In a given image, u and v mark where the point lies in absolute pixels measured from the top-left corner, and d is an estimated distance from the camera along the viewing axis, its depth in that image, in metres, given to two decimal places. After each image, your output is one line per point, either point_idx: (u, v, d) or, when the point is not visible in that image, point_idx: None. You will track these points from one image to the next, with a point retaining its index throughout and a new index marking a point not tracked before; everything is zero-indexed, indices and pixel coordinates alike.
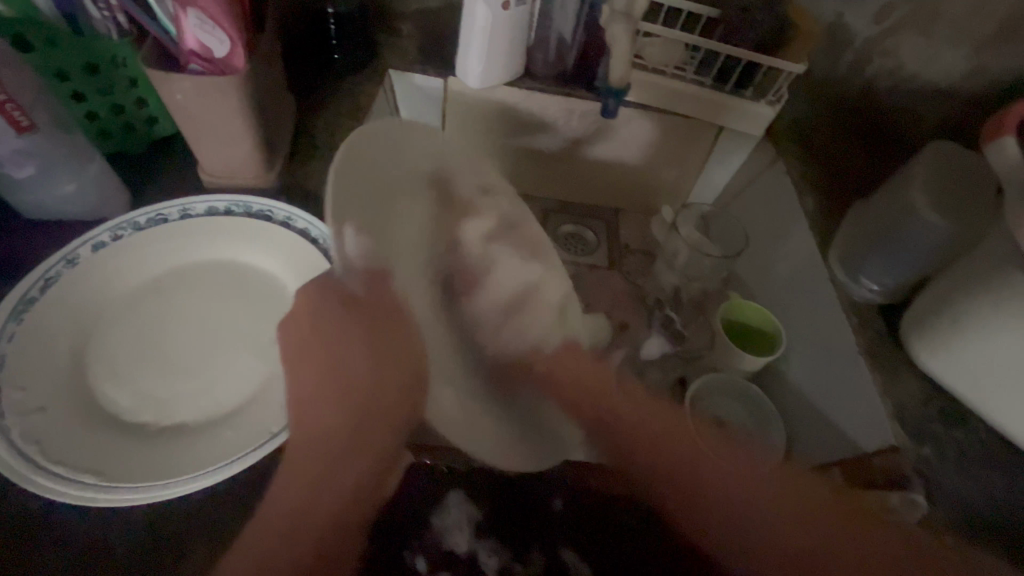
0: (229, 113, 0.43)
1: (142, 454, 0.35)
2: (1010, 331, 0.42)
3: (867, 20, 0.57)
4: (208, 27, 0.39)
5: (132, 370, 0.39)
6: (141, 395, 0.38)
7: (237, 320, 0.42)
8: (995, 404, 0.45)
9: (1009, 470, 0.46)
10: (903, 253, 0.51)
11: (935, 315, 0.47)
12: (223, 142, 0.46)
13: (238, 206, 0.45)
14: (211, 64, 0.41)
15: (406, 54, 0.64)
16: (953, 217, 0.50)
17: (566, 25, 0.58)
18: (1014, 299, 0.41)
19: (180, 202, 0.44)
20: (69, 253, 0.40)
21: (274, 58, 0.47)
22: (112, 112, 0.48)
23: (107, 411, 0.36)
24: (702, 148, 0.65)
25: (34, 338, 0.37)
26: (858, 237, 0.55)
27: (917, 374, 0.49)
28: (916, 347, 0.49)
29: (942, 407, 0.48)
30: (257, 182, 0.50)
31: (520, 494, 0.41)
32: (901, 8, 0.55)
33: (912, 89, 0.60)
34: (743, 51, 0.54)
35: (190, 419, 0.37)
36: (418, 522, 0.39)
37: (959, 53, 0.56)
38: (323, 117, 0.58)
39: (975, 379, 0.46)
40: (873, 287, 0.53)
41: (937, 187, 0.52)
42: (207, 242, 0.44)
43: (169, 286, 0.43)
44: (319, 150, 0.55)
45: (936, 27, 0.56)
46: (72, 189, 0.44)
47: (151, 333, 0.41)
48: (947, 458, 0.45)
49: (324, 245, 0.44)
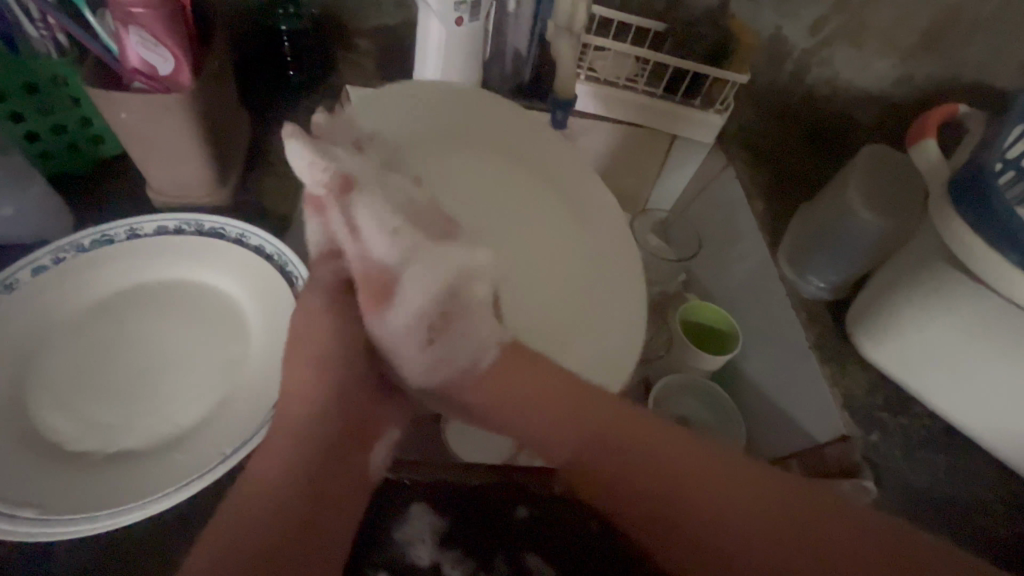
0: (177, 132, 0.43)
1: (85, 483, 0.33)
2: (941, 320, 0.45)
3: (803, 33, 0.60)
4: (151, 46, 0.39)
5: (74, 396, 0.37)
6: (84, 421, 0.36)
7: (188, 342, 0.41)
8: (934, 389, 0.48)
9: (950, 452, 0.48)
10: (843, 251, 0.55)
11: (876, 308, 0.50)
12: (170, 159, 0.45)
13: (189, 225, 0.44)
14: (157, 82, 0.41)
15: (363, 70, 0.65)
16: (886, 215, 0.53)
17: (520, 40, 0.60)
18: (944, 290, 0.44)
19: (127, 222, 0.43)
20: (6, 279, 0.39)
21: (224, 75, 0.47)
22: (54, 133, 0.47)
23: (50, 440, 0.35)
24: (657, 157, 0.66)
25: None
26: (805, 236, 0.57)
27: (862, 365, 0.52)
28: (860, 339, 0.51)
29: (887, 395, 0.50)
30: (211, 200, 0.49)
31: (481, 505, 0.40)
32: (833, 21, 0.59)
33: (847, 97, 0.64)
34: (688, 62, 0.56)
35: (137, 445, 0.36)
36: (382, 533, 0.39)
37: (887, 62, 0.60)
38: (279, 134, 0.58)
39: (915, 367, 0.48)
40: (819, 284, 0.57)
41: (872, 187, 0.55)
42: (156, 264, 0.43)
43: (118, 309, 0.42)
44: (275, 166, 0.55)
45: (865, 39, 0.59)
46: (12, 213, 0.43)
47: (95, 357, 0.39)
48: (892, 442, 0.47)
49: (278, 261, 0.43)
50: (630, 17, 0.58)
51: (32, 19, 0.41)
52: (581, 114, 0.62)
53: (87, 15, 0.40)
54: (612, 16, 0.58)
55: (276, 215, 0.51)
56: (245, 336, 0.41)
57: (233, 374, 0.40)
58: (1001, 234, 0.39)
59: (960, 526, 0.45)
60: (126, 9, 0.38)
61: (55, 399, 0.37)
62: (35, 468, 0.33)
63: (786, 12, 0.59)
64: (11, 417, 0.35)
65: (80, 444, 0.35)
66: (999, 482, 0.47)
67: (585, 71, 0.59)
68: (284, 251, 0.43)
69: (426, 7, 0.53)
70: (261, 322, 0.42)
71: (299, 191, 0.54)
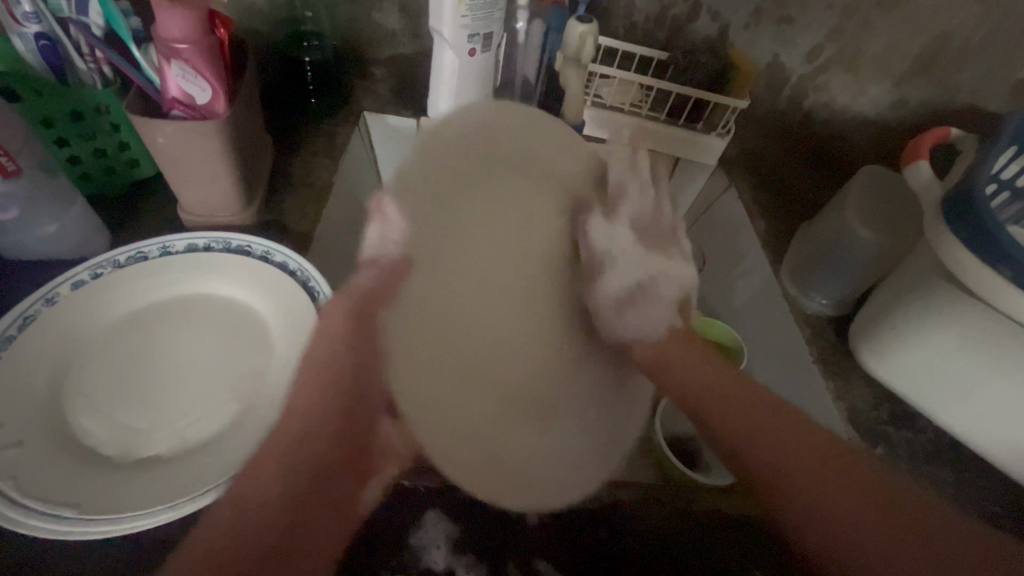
0: (210, 154, 0.46)
1: (114, 484, 0.35)
2: (941, 335, 0.46)
3: (800, 60, 0.63)
4: (190, 76, 0.42)
5: (106, 403, 0.39)
6: (117, 426, 0.38)
7: (214, 352, 0.43)
8: (937, 403, 0.49)
9: (959, 467, 0.48)
10: (843, 268, 0.56)
11: (877, 324, 0.51)
12: (201, 182, 0.48)
13: (218, 242, 0.47)
14: (193, 109, 0.44)
15: (380, 96, 0.69)
16: (883, 233, 0.55)
17: (529, 68, 0.63)
18: (943, 306, 0.45)
19: (159, 240, 0.46)
20: (48, 292, 0.41)
21: (253, 101, 0.50)
22: (95, 156, 0.50)
23: (84, 444, 0.37)
24: (663, 178, 0.68)
25: (13, 373, 0.38)
26: (805, 254, 0.59)
27: (866, 380, 0.53)
28: (863, 354, 0.52)
29: (892, 410, 0.51)
30: (238, 219, 0.52)
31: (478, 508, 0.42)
32: (828, 49, 0.62)
33: (845, 120, 0.66)
34: (690, 88, 0.59)
35: (163, 451, 0.38)
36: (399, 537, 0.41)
37: (881, 87, 0.63)
38: (301, 156, 0.62)
39: (917, 380, 0.49)
40: (822, 301, 0.58)
41: (870, 206, 0.57)
42: (187, 280, 0.46)
43: (149, 321, 0.44)
44: (297, 187, 0.58)
45: (859, 65, 0.62)
46: (55, 229, 0.46)
47: (126, 367, 0.41)
48: (897, 456, 0.48)
49: (300, 277, 0.45)
50: (634, 46, 0.61)
51: (81, 52, 0.45)
52: (588, 138, 0.65)
53: (132, 49, 0.44)
54: (617, 45, 0.61)
55: (298, 233, 0.54)
56: (268, 347, 0.43)
57: (256, 384, 0.41)
58: (994, 251, 0.40)
59: None
60: (171, 44, 0.41)
61: (89, 405, 0.39)
62: (72, 471, 0.35)
63: (782, 41, 0.62)
64: (46, 419, 0.37)
65: (111, 450, 0.37)
66: (1007, 498, 0.47)
67: (592, 97, 0.62)
68: (306, 267, 0.46)
69: (441, 38, 0.57)
70: (283, 335, 0.44)
71: (319, 210, 0.56)
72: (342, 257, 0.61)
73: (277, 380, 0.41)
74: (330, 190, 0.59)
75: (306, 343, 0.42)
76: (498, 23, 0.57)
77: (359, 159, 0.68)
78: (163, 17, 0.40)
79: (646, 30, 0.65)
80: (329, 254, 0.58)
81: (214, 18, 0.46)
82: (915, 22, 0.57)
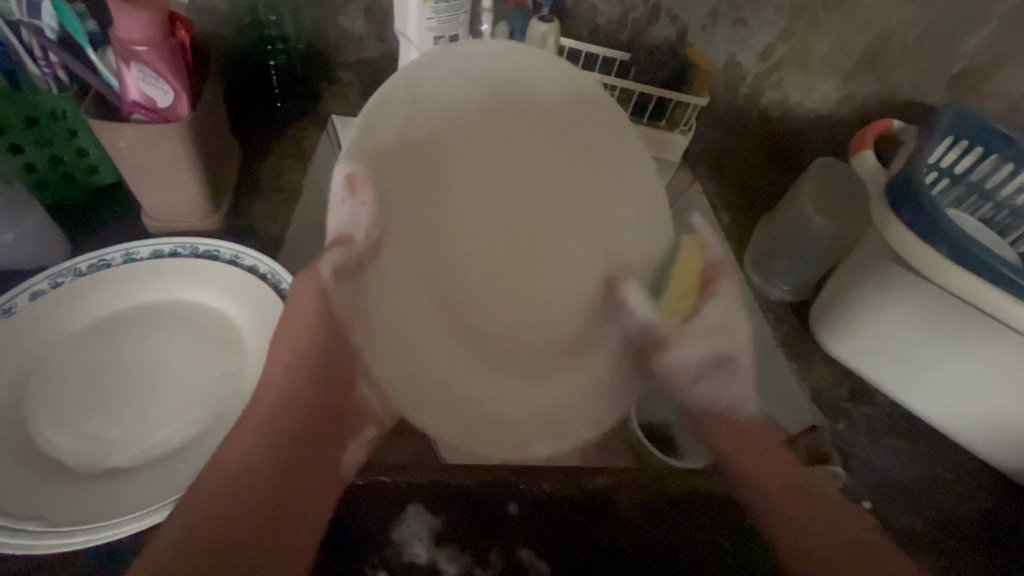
0: (176, 158, 0.45)
1: (83, 493, 0.34)
2: (893, 311, 0.49)
3: (754, 59, 0.66)
4: (151, 80, 0.42)
5: (72, 414, 0.38)
6: (83, 437, 0.37)
7: (183, 357, 0.43)
8: (892, 378, 0.52)
9: (913, 439, 0.51)
10: (803, 255, 0.59)
11: (834, 308, 0.54)
12: (167, 187, 0.47)
13: (184, 248, 0.46)
14: (156, 114, 0.43)
15: (348, 101, 0.71)
16: (836, 219, 0.58)
17: None
18: (892, 283, 0.48)
19: (122, 246, 0.45)
20: (5, 303, 0.40)
21: (218, 104, 0.50)
22: (50, 163, 0.49)
23: (49, 457, 0.36)
24: None
25: None
26: (766, 243, 0.62)
27: (827, 360, 0.55)
28: (823, 336, 0.55)
29: (850, 387, 0.54)
30: (204, 225, 0.51)
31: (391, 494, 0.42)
32: (780, 48, 0.65)
33: (798, 116, 0.70)
34: (652, 87, 0.61)
35: (131, 462, 0.37)
36: (379, 533, 0.41)
37: (830, 84, 0.66)
38: (268, 159, 0.61)
39: (873, 358, 0.52)
40: (784, 287, 0.60)
41: (824, 196, 0.60)
42: (154, 287, 0.45)
43: (115, 330, 0.43)
44: (266, 190, 0.58)
45: (809, 64, 0.65)
46: (12, 239, 0.44)
47: (90, 377, 0.40)
48: (859, 430, 0.51)
49: (272, 280, 0.45)
50: (597, 48, 0.64)
51: (34, 57, 0.44)
52: None
53: (88, 52, 0.43)
54: (580, 46, 0.64)
55: (268, 236, 0.53)
56: (241, 350, 0.43)
57: (229, 390, 0.41)
58: (935, 230, 0.42)
59: (928, 505, 0.47)
60: (129, 47, 0.40)
61: (54, 417, 0.38)
62: (38, 483, 0.34)
63: (738, 41, 0.65)
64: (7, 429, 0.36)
65: (78, 464, 0.36)
66: (958, 465, 0.50)
67: None
68: (277, 270, 0.45)
69: (406, 40, 0.61)
70: (255, 339, 0.43)
71: (287, 212, 0.56)
72: None
73: (251, 381, 0.41)
74: (299, 193, 0.59)
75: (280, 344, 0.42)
76: (463, 26, 0.62)
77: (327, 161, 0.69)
78: (120, 20, 0.39)
79: (609, 31, 0.67)
80: None
81: (175, 21, 0.45)
82: (860, 21, 0.61)
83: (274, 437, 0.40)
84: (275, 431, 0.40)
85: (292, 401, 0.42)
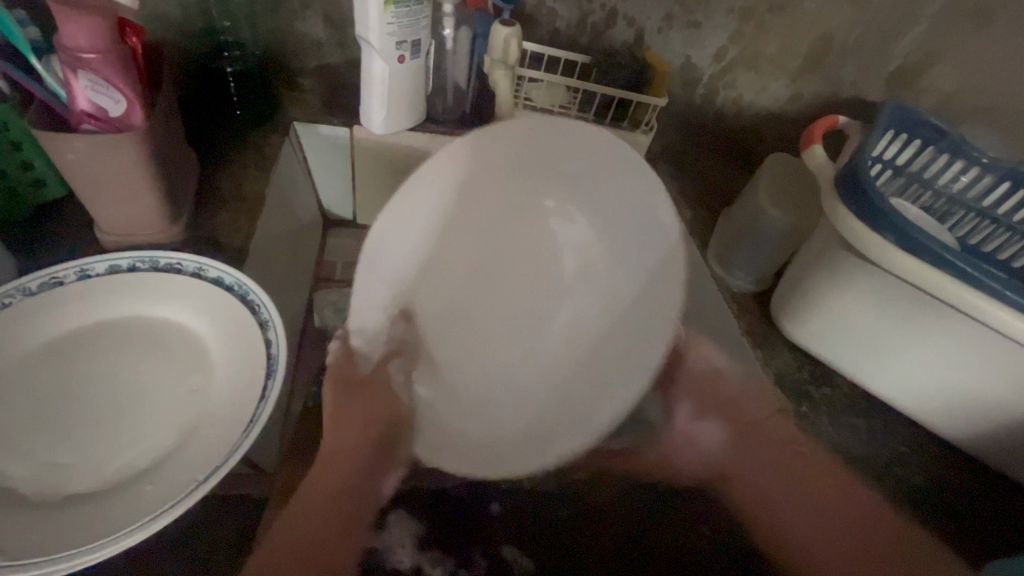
0: (132, 168, 0.43)
1: (43, 522, 0.33)
2: (850, 298, 0.51)
3: (708, 60, 0.69)
4: (101, 88, 0.40)
5: (29, 440, 0.37)
6: (40, 464, 0.36)
7: (148, 375, 0.41)
8: (851, 363, 0.54)
9: (871, 415, 0.54)
10: (762, 247, 0.61)
11: (794, 296, 0.56)
12: (122, 199, 0.45)
13: (143, 261, 0.44)
14: (107, 123, 0.42)
15: (309, 106, 0.70)
16: (792, 210, 0.60)
17: (460, 74, 0.69)
18: (847, 271, 0.50)
19: (75, 263, 0.43)
20: None
21: (173, 112, 0.48)
22: None
23: (4, 487, 0.34)
24: None
25: None
26: (727, 238, 0.64)
27: (789, 345, 0.58)
28: (785, 324, 0.57)
29: (813, 370, 0.56)
30: (165, 237, 0.49)
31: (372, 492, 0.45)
32: (732, 50, 0.68)
33: (752, 113, 0.73)
34: (614, 89, 0.64)
35: (94, 487, 0.35)
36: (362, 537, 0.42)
37: (779, 83, 0.70)
38: (229, 168, 0.60)
39: (832, 344, 0.54)
40: (748, 278, 0.63)
41: (779, 189, 0.62)
42: (111, 303, 0.43)
43: (70, 350, 0.41)
44: (228, 199, 0.56)
45: (760, 64, 0.68)
46: None
47: (44, 401, 0.38)
48: (819, 410, 0.53)
49: (239, 291, 0.44)
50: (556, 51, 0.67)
51: None
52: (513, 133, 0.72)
53: (31, 61, 0.41)
54: (542, 50, 0.67)
55: (232, 247, 0.52)
56: (209, 364, 0.42)
57: (196, 406, 0.40)
58: (870, 212, 0.45)
59: (883, 473, 0.50)
60: (77, 54, 0.39)
61: (6, 446, 0.36)
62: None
63: (692, 43, 0.68)
64: None
65: (38, 492, 0.34)
66: (915, 440, 0.53)
67: (522, 100, 0.69)
68: (243, 280, 0.44)
69: (369, 46, 0.61)
70: (222, 351, 0.42)
71: (252, 221, 0.55)
72: (280, 267, 0.61)
73: (219, 396, 0.40)
74: (264, 200, 0.58)
75: (250, 356, 0.41)
76: (424, 30, 0.63)
77: (291, 168, 0.68)
78: (66, 26, 0.38)
79: (568, 35, 0.69)
80: (266, 265, 0.57)
81: (125, 26, 0.43)
82: (803, 22, 0.64)
83: (336, 472, 0.42)
84: (339, 463, 0.43)
85: (342, 456, 0.43)
